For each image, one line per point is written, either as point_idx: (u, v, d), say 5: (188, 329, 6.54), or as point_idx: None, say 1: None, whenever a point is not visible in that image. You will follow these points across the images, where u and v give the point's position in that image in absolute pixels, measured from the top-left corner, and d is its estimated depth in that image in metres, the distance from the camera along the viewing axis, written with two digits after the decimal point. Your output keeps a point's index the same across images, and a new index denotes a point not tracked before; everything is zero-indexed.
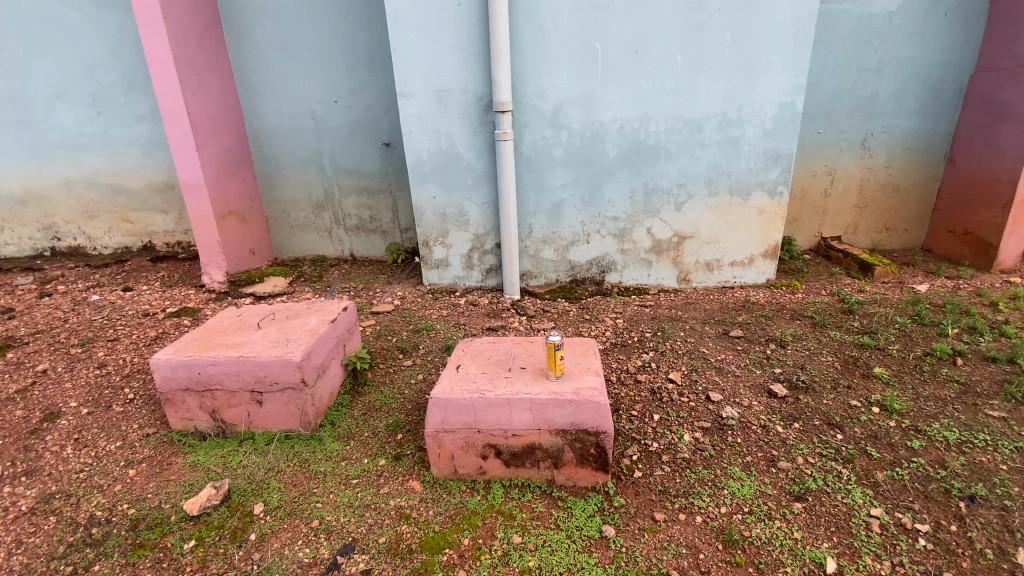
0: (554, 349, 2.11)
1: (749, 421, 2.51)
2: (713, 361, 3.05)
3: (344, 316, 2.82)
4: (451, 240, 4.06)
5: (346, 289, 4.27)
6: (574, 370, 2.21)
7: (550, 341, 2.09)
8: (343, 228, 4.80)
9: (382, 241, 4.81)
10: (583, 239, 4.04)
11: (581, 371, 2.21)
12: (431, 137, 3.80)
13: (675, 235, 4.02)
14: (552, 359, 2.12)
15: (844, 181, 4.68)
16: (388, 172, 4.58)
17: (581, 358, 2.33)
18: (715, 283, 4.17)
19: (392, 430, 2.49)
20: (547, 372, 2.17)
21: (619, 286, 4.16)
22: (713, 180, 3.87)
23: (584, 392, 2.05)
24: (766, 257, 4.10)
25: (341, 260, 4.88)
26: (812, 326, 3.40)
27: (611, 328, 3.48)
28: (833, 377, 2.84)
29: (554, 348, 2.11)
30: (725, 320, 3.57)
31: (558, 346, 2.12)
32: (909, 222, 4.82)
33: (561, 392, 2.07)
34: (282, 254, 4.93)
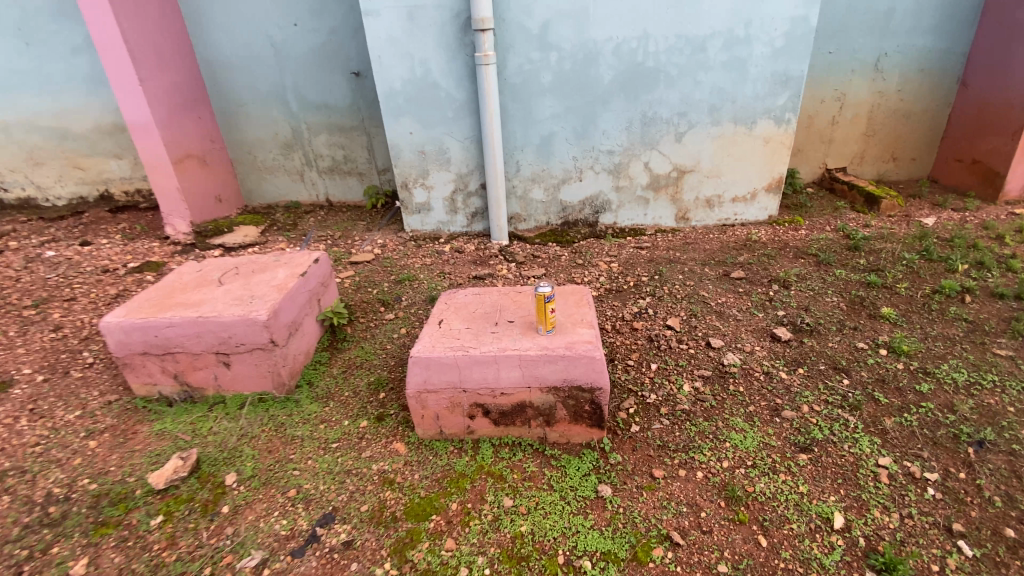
0: (545, 302, 1.92)
1: (752, 367, 2.39)
2: (713, 305, 2.88)
3: (316, 268, 2.59)
4: (432, 180, 3.75)
5: (322, 238, 4.00)
6: (564, 322, 2.04)
7: (540, 292, 1.89)
8: (316, 171, 4.45)
9: (359, 183, 4.48)
10: (575, 177, 3.75)
11: (573, 324, 2.04)
12: (404, 64, 3.40)
13: (674, 169, 3.74)
14: (542, 312, 1.93)
15: (854, 107, 4.35)
16: (360, 106, 4.18)
17: (574, 309, 2.14)
18: (715, 221, 3.95)
19: (373, 389, 2.33)
20: (537, 326, 2.00)
21: (614, 227, 3.92)
22: (715, 107, 3.55)
23: (577, 347, 1.88)
24: (768, 191, 3.86)
25: (316, 206, 4.56)
26: (815, 266, 3.22)
27: (604, 274, 3.28)
28: (838, 318, 2.69)
29: (544, 301, 1.92)
30: (725, 262, 3.37)
31: (549, 299, 1.93)
32: (918, 151, 4.53)
33: (553, 346, 1.90)
34: (252, 201, 4.59)
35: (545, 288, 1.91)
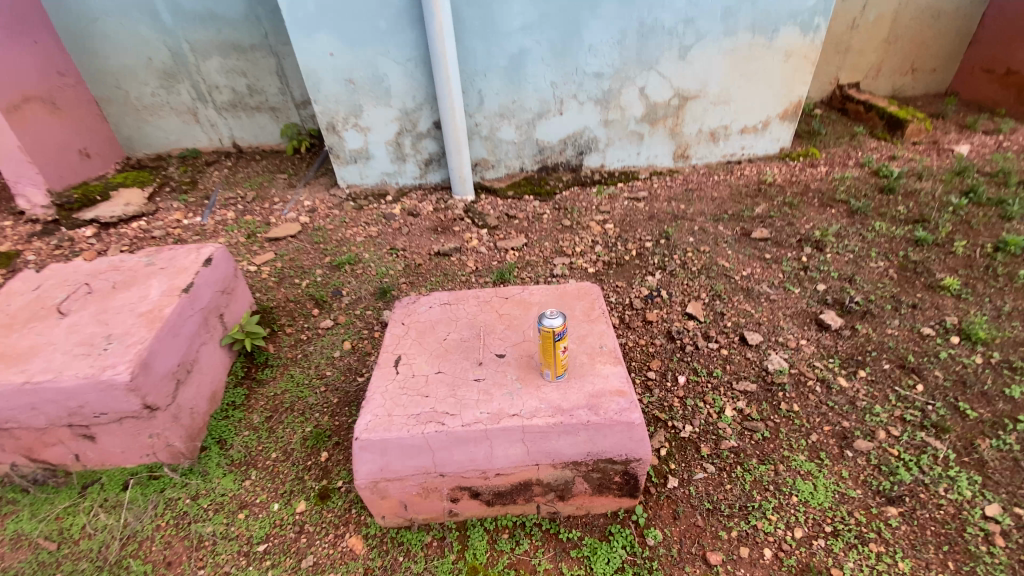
0: (552, 341, 1.28)
1: (802, 373, 1.88)
2: (739, 280, 2.32)
3: (207, 274, 1.83)
4: (369, 120, 2.86)
5: (231, 201, 3.11)
6: (576, 358, 1.43)
7: (548, 328, 1.26)
8: (214, 108, 3.41)
9: (274, 122, 3.49)
10: (555, 109, 2.95)
11: (591, 358, 1.43)
12: None
13: (676, 95, 2.99)
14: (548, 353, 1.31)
15: (878, 7, 3.62)
16: (260, 17, 3.10)
17: (586, 330, 1.53)
18: (719, 158, 3.30)
19: (310, 447, 1.69)
20: (539, 367, 1.38)
21: (601, 171, 3.21)
22: (731, 12, 2.76)
23: (604, 407, 1.28)
24: (783, 119, 3.20)
25: (222, 155, 3.57)
26: (849, 218, 2.69)
27: (600, 240, 2.63)
28: (891, 293, 2.21)
29: (553, 340, 1.28)
30: (742, 215, 2.76)
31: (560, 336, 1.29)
32: (939, 60, 3.92)
33: (570, 407, 1.30)
34: (135, 150, 3.53)
35: (555, 323, 1.27)
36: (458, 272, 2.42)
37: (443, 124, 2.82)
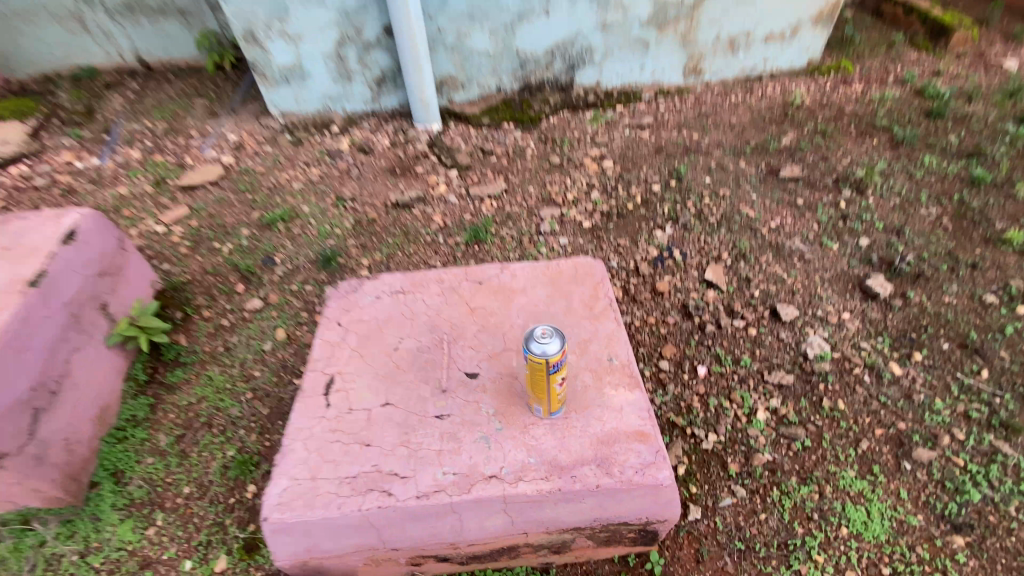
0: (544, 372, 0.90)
1: (847, 358, 1.53)
2: (767, 234, 1.90)
3: (66, 256, 1.38)
4: (299, 25, 2.20)
5: (136, 135, 2.49)
6: (576, 380, 1.05)
7: (539, 358, 0.87)
8: (103, 11, 2.66)
9: (184, 29, 2.75)
10: (540, 10, 2.33)
11: (600, 382, 1.05)
12: None
13: None
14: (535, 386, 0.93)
15: None
16: None
17: (592, 336, 1.14)
18: (737, 73, 2.73)
19: (233, 481, 1.34)
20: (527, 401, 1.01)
21: (595, 91, 2.65)
22: None
23: (617, 466, 0.94)
24: (818, 22, 2.61)
25: (126, 74, 2.86)
26: (892, 151, 2.24)
27: (596, 182, 2.15)
28: (947, 249, 1.83)
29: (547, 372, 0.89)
30: (766, 148, 2.28)
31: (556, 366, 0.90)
32: None
33: (566, 461, 0.96)
34: (10, 68, 2.79)
35: (551, 351, 0.87)
36: (421, 229, 1.94)
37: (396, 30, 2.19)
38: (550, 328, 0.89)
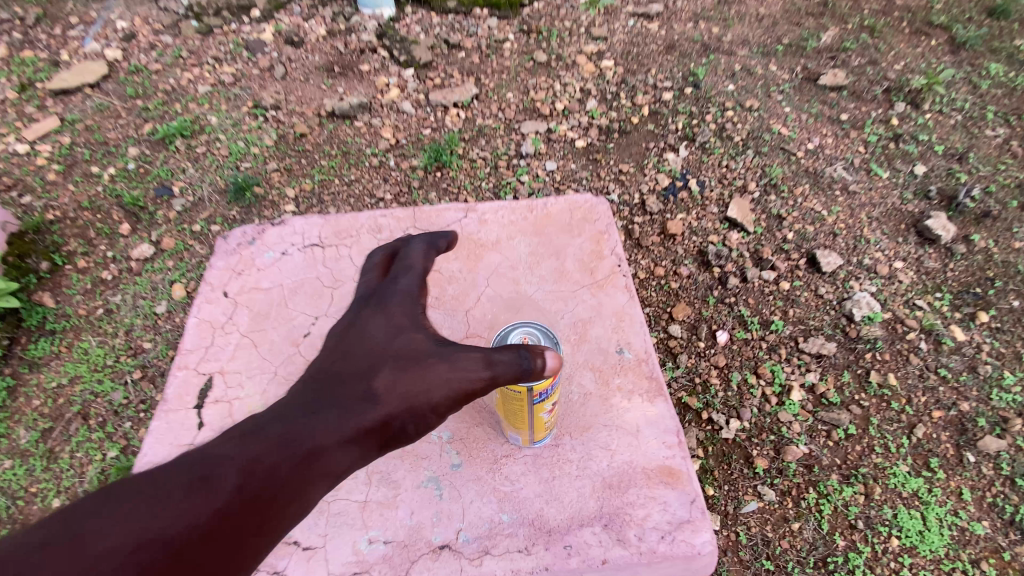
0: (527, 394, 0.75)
1: (900, 320, 1.23)
2: (804, 158, 1.52)
3: None
4: None
5: None
6: (574, 390, 0.94)
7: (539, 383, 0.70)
8: None
9: None
10: None
11: (603, 399, 0.94)
12: None
13: None
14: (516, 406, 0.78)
15: None
16: None
17: (597, 324, 1.00)
18: None
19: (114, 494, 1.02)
20: (506, 427, 0.86)
21: None
22: None
23: (626, 527, 0.83)
24: None
25: None
26: (953, 55, 1.82)
27: (591, 88, 1.68)
28: (1017, 181, 1.50)
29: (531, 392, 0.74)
30: (803, 47, 1.82)
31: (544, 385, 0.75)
32: None
33: (553, 525, 0.83)
34: None
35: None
36: (364, 147, 1.49)
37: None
38: (535, 333, 0.72)
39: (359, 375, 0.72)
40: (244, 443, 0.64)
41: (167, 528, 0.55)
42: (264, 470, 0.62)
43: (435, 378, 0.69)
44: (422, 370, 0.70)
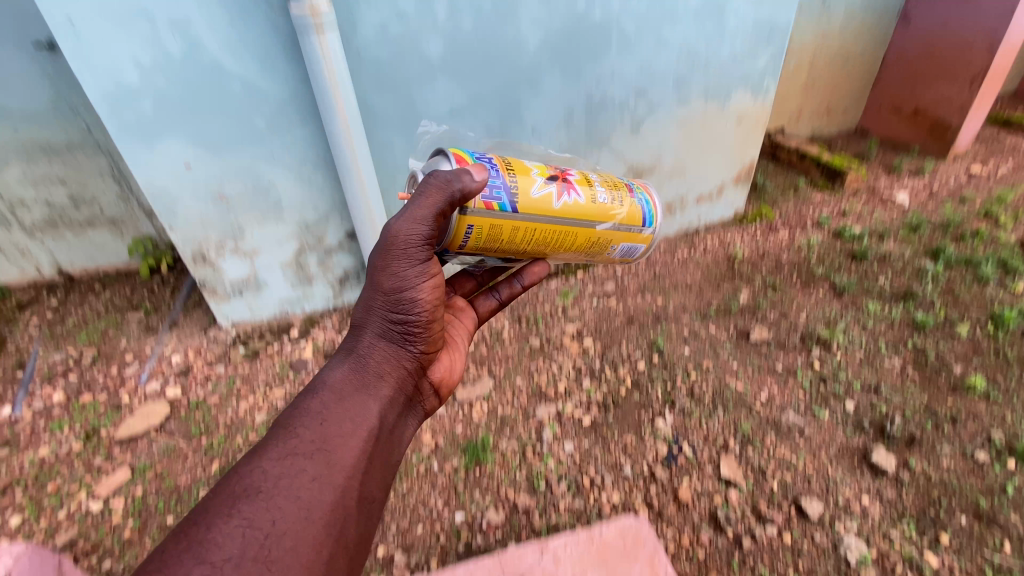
0: (462, 241, 1.19)
1: (883, 554, 1.55)
2: (762, 409, 1.93)
3: None
4: (255, 241, 2.13)
5: (57, 368, 2.24)
6: None
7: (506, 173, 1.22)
8: (21, 230, 2.53)
9: (116, 238, 2.64)
10: None
11: None
12: (136, 33, 1.62)
13: (630, 172, 2.62)
14: (552, 236, 1.30)
15: (797, 55, 3.57)
16: (73, 107, 2.28)
17: None
18: (678, 229, 2.98)
19: None
20: (585, 192, 1.34)
21: None
22: (684, 79, 2.42)
23: None
24: (737, 184, 2.97)
25: (43, 290, 2.67)
26: (838, 299, 2.46)
27: (581, 365, 2.17)
28: (924, 403, 1.93)
29: (452, 234, 1.17)
30: (729, 308, 2.43)
31: (477, 206, 1.15)
32: (850, 101, 4.06)
33: None
34: None
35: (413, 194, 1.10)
36: (410, 454, 1.86)
37: (356, 221, 2.10)
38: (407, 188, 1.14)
39: (360, 313, 1.22)
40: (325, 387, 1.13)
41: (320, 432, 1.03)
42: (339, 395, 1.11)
43: (399, 273, 1.16)
44: (385, 274, 1.16)
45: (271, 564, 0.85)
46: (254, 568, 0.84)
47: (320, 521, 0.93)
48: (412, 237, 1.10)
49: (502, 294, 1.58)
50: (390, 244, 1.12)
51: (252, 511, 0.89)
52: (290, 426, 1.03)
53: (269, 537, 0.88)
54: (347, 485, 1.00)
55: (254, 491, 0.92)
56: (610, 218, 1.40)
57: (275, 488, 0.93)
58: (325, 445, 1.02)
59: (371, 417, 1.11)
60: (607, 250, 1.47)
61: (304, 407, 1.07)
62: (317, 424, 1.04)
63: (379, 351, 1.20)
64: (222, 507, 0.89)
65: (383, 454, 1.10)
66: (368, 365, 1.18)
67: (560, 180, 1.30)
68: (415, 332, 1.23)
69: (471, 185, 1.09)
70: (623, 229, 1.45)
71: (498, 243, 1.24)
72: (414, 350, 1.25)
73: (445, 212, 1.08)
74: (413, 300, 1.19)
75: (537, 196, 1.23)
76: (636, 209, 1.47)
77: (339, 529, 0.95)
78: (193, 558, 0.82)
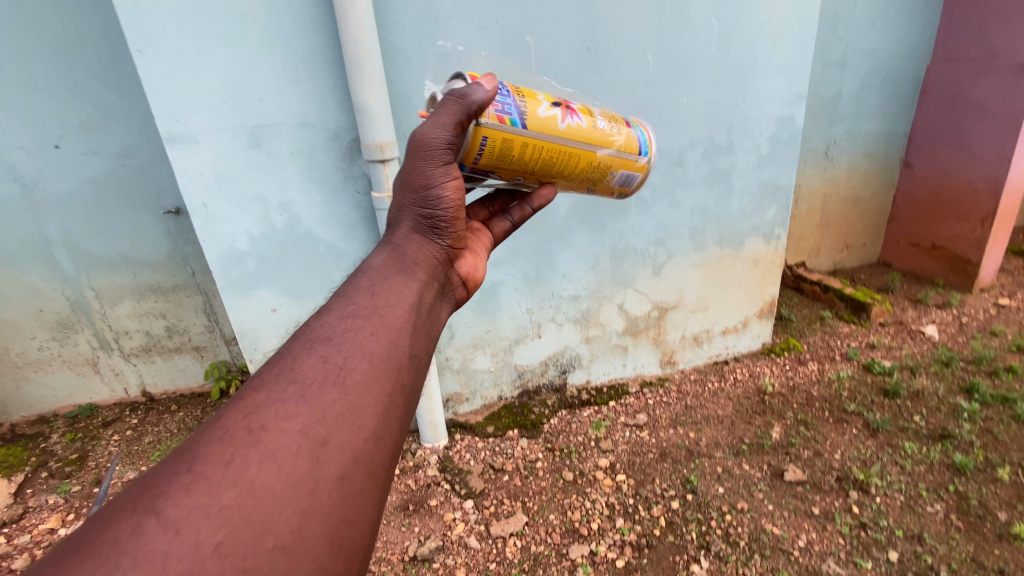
0: (477, 154, 1.22)
1: None
2: (801, 556, 1.94)
3: None
4: None
5: (129, 485, 2.46)
6: None
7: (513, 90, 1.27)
8: (120, 356, 2.92)
9: (196, 363, 3.01)
10: (532, 334, 2.67)
11: None
12: (251, 212, 2.07)
13: (655, 307, 2.85)
14: (557, 157, 1.33)
15: (808, 199, 3.91)
16: (183, 255, 2.77)
17: None
18: (706, 359, 3.11)
19: None
20: (589, 122, 1.38)
21: (587, 388, 2.90)
22: (699, 230, 2.73)
23: None
24: (761, 317, 3.14)
25: (126, 408, 2.98)
26: (873, 438, 2.47)
27: (614, 501, 2.25)
28: (970, 553, 1.91)
29: (468, 147, 1.20)
30: (761, 444, 2.47)
31: (490, 119, 1.20)
32: (867, 236, 4.30)
33: None
34: (8, 414, 2.88)
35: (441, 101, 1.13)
36: None
37: None
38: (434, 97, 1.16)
39: (393, 211, 1.19)
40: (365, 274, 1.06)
41: (372, 306, 0.97)
42: (378, 277, 1.05)
43: (426, 170, 1.14)
44: (414, 171, 1.14)
45: (346, 388, 0.84)
46: (332, 391, 0.83)
47: (383, 364, 0.90)
48: (438, 140, 1.10)
49: (516, 216, 1.51)
50: (416, 147, 1.12)
51: (326, 352, 0.87)
52: (345, 296, 0.99)
53: (341, 371, 0.86)
54: (396, 341, 0.95)
55: (327, 339, 0.90)
56: (610, 143, 1.42)
57: (342, 337, 0.90)
58: (379, 309, 0.97)
59: (411, 294, 1.04)
60: (608, 178, 1.49)
61: (352, 286, 1.02)
62: (369, 294, 0.99)
63: (413, 243, 1.15)
64: (300, 352, 0.87)
65: (426, 323, 1.04)
66: (405, 252, 1.13)
67: (563, 106, 1.34)
68: (444, 225, 1.18)
69: (485, 91, 1.11)
70: (622, 156, 1.46)
71: (509, 158, 1.27)
72: (442, 242, 1.20)
73: (464, 125, 1.12)
74: (441, 197, 1.16)
75: (543, 116, 1.28)
76: (635, 138, 1.49)
77: (397, 372, 0.92)
78: (285, 380, 0.83)
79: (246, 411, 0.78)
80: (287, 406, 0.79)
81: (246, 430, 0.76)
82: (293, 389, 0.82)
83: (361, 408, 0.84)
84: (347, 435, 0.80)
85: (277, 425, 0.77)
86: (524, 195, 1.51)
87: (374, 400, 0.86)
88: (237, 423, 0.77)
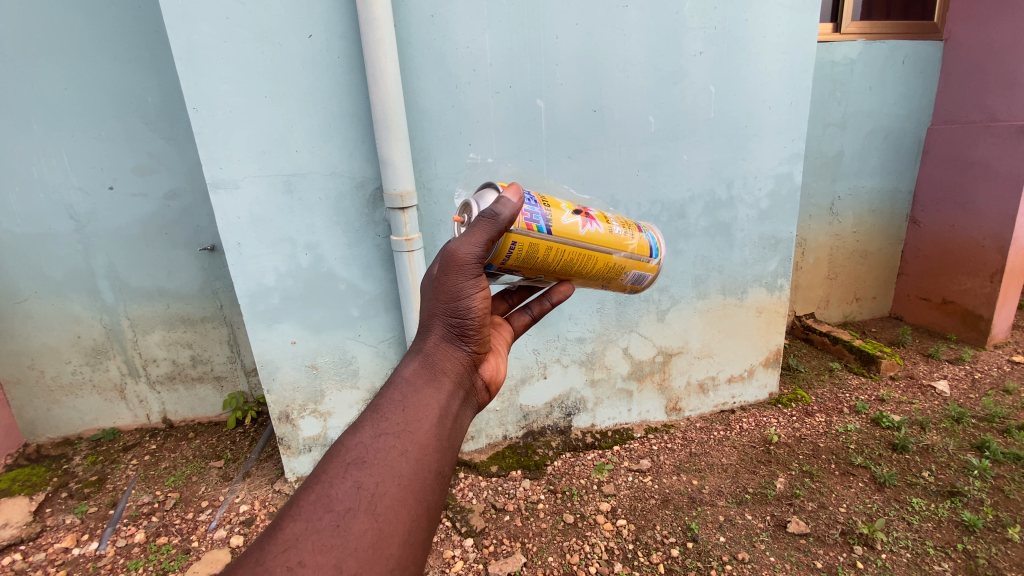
0: (505, 257, 1.33)
1: None
2: None
3: None
4: (330, 404, 2.52)
5: (141, 509, 2.54)
6: None
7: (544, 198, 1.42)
8: (146, 382, 3.07)
9: (216, 392, 3.15)
10: (538, 374, 2.75)
11: None
12: (280, 252, 2.25)
13: (659, 353, 2.91)
14: (578, 260, 1.46)
15: (815, 251, 3.99)
16: (213, 289, 2.96)
17: None
18: (712, 407, 3.12)
19: None
20: (612, 233, 1.53)
21: (592, 431, 2.94)
22: (701, 279, 2.83)
23: None
24: (767, 366, 3.16)
25: (146, 434, 3.11)
26: (880, 492, 2.44)
27: (614, 546, 2.25)
28: None
29: (497, 251, 1.30)
30: (765, 493, 2.47)
31: (519, 227, 1.32)
32: (876, 290, 4.33)
33: None
34: (35, 434, 3.03)
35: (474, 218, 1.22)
36: None
37: None
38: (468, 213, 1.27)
39: (424, 318, 1.24)
40: (395, 385, 1.11)
41: (401, 426, 1.02)
42: (409, 391, 1.10)
43: (456, 282, 1.20)
44: (445, 283, 1.20)
45: (377, 516, 0.89)
46: (366, 519, 0.89)
47: (410, 486, 0.96)
48: (470, 255, 1.19)
49: (535, 311, 1.56)
50: (448, 261, 1.19)
51: (359, 476, 0.93)
52: (378, 411, 1.05)
53: (373, 497, 0.91)
54: (422, 460, 1.00)
55: (360, 460, 0.95)
56: (625, 247, 1.56)
57: (374, 459, 0.96)
58: (407, 427, 1.03)
59: (437, 406, 1.10)
60: (622, 278, 1.62)
61: (384, 401, 1.07)
62: (399, 410, 1.05)
63: (441, 351, 1.20)
64: (336, 473, 0.93)
65: (450, 435, 1.09)
66: (435, 361, 1.18)
67: (584, 213, 1.48)
68: (472, 332, 1.24)
69: (512, 207, 1.22)
70: (635, 258, 1.60)
71: (535, 260, 1.39)
72: (468, 348, 1.24)
73: (494, 240, 1.21)
74: (471, 306, 1.22)
75: (566, 224, 1.41)
76: (647, 242, 1.64)
77: (422, 494, 0.97)
78: (321, 508, 0.88)
79: (284, 544, 0.83)
80: (323, 537, 0.85)
81: (285, 565, 0.81)
82: (328, 518, 0.87)
83: (390, 537, 0.89)
84: (378, 566, 0.86)
85: (314, 559, 0.82)
86: (543, 290, 1.57)
87: (401, 527, 0.91)
88: (277, 558, 0.82)
